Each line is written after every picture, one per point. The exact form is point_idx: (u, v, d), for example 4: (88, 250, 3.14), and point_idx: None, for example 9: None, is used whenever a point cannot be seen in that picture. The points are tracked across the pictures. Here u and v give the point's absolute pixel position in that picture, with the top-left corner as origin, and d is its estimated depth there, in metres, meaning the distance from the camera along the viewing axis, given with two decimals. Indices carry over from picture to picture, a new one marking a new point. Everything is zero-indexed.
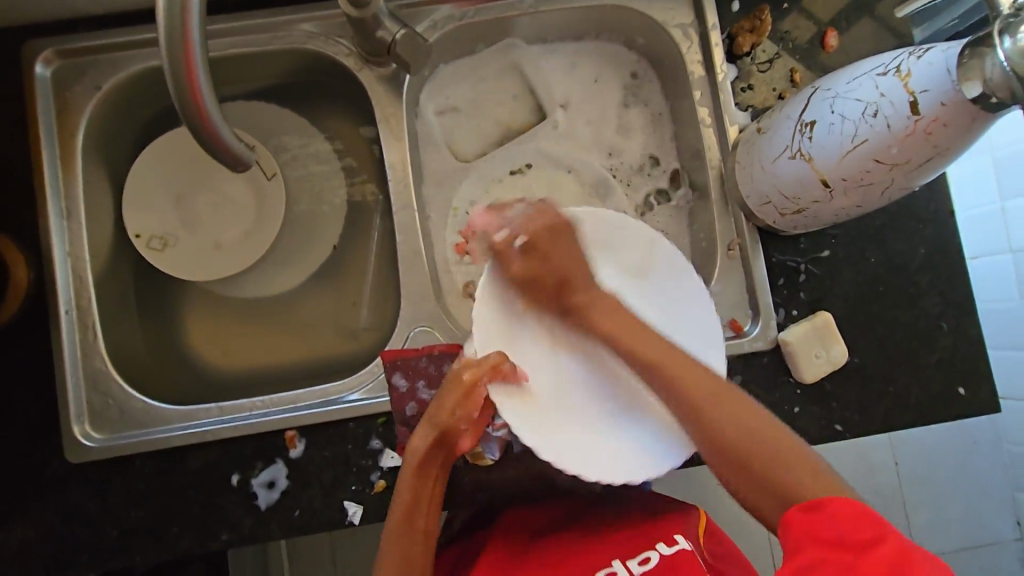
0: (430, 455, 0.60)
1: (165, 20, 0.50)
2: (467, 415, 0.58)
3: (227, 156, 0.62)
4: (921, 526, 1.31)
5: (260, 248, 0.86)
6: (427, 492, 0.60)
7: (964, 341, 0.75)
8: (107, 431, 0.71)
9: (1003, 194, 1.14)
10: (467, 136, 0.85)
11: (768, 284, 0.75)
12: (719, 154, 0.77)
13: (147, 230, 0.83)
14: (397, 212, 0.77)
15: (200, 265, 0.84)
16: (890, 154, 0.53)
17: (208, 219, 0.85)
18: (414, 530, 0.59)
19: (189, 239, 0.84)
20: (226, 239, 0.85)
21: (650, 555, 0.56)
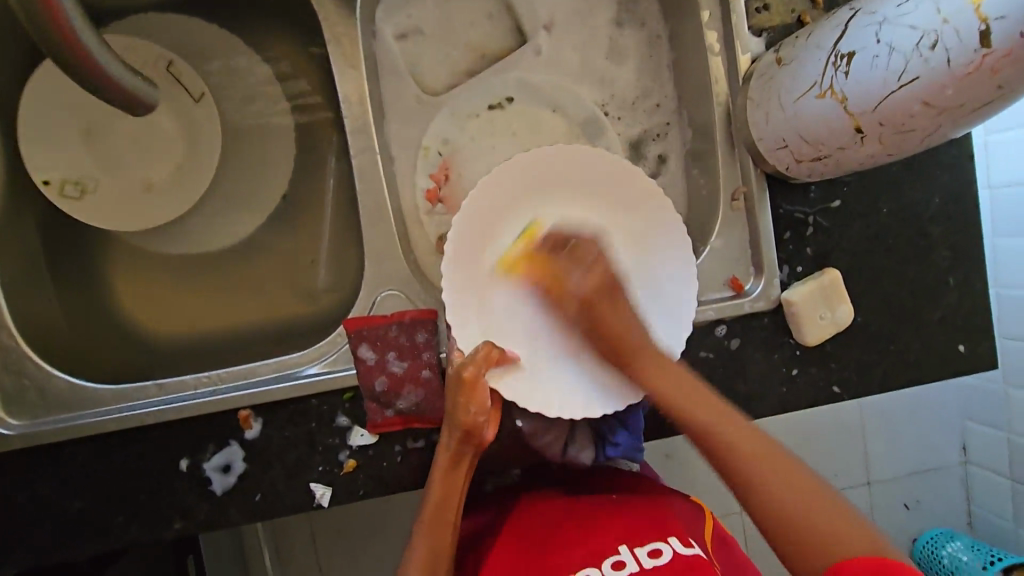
0: (454, 454, 0.58)
1: None
2: (481, 406, 0.57)
3: (129, 101, 0.54)
4: (877, 457, 1.30)
5: (199, 187, 0.74)
6: (457, 492, 0.57)
7: (970, 297, 0.71)
8: (29, 416, 0.62)
9: (987, 128, 1.13)
10: (437, 62, 0.72)
11: (773, 236, 0.68)
12: (727, 87, 0.67)
13: (55, 175, 0.68)
14: (355, 154, 0.66)
15: (127, 215, 0.71)
16: (942, 96, 0.45)
17: (129, 159, 0.71)
18: (444, 531, 0.56)
19: (110, 184, 0.70)
20: (157, 177, 0.72)
21: (662, 549, 0.53)
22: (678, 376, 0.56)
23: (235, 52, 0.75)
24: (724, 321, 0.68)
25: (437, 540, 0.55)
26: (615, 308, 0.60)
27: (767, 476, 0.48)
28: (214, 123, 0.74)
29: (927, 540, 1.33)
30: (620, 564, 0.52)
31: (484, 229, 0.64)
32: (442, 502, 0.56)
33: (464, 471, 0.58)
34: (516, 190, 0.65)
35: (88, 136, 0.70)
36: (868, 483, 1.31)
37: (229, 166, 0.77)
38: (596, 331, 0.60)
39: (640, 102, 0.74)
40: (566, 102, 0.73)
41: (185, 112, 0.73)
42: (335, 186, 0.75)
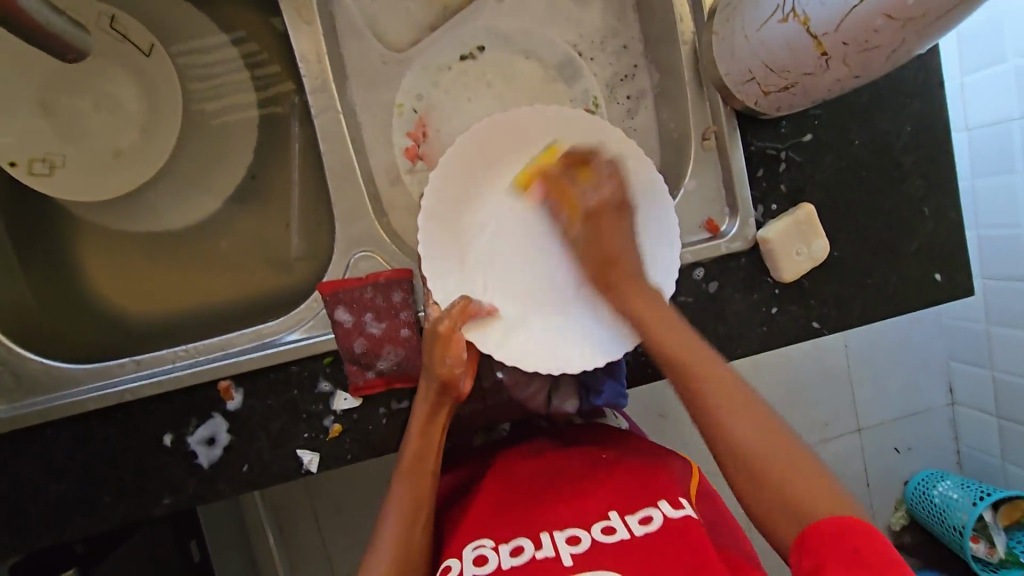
0: (431, 408, 0.58)
1: None
2: (457, 358, 0.57)
3: (60, 46, 0.52)
4: (865, 401, 1.32)
5: (166, 147, 0.73)
6: (436, 442, 0.58)
7: (944, 225, 0.71)
8: (5, 401, 0.61)
9: (962, 69, 1.12)
10: (400, 20, 0.70)
11: (746, 175, 0.67)
12: (693, 26, 0.66)
13: (21, 156, 0.66)
14: (318, 116, 0.64)
15: (102, 182, 0.69)
16: (904, 7, 0.44)
17: (93, 129, 0.69)
18: (422, 483, 0.56)
19: (77, 157, 0.68)
20: (124, 144, 0.70)
21: (653, 514, 0.52)
22: (658, 305, 0.55)
23: (187, 18, 0.73)
24: (699, 263, 0.67)
25: (416, 490, 0.56)
26: (614, 224, 0.58)
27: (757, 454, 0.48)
28: (169, 73, 0.72)
29: (918, 482, 1.34)
30: (611, 531, 0.51)
31: (456, 193, 0.63)
32: (417, 459, 0.57)
33: (443, 422, 0.59)
34: (490, 155, 0.64)
35: (41, 109, 0.67)
36: (858, 429, 1.33)
37: (191, 134, 0.75)
38: (602, 253, 0.57)
39: (606, 49, 0.73)
40: (535, 51, 0.72)
41: (140, 71, 0.71)
42: (302, 152, 0.73)
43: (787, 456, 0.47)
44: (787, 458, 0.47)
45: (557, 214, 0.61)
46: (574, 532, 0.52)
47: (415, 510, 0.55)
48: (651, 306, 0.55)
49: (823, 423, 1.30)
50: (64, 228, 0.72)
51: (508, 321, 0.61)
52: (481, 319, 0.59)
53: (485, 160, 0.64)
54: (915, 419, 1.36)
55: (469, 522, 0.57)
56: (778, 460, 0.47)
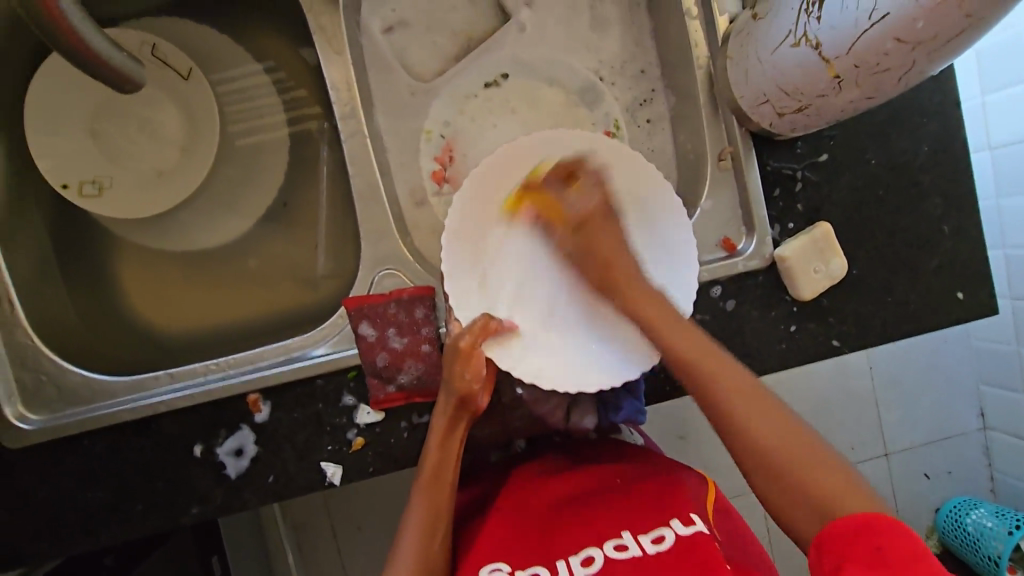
0: (449, 420, 0.59)
1: None
2: (475, 374, 0.58)
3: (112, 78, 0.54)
4: (892, 423, 1.29)
5: (203, 167, 0.76)
6: (453, 456, 0.59)
7: (965, 243, 0.71)
8: (46, 411, 0.63)
9: (984, 88, 1.12)
10: (424, 51, 0.73)
11: (763, 195, 0.68)
12: (707, 51, 0.68)
13: (73, 178, 0.71)
14: (346, 141, 0.67)
15: (145, 200, 0.74)
16: (913, 30, 0.45)
17: (136, 151, 0.74)
18: (438, 497, 0.57)
19: (124, 178, 0.73)
20: (166, 163, 0.75)
21: (665, 532, 0.53)
22: (661, 302, 0.58)
23: (225, 50, 0.77)
24: (716, 282, 0.68)
25: (434, 501, 0.57)
26: (607, 233, 0.61)
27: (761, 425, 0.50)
28: (207, 96, 0.76)
29: (950, 508, 1.30)
30: (623, 548, 0.53)
31: (482, 213, 0.65)
32: (436, 472, 0.58)
33: (461, 437, 0.60)
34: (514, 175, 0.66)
35: (90, 135, 0.72)
36: (886, 453, 1.30)
37: (227, 155, 0.78)
38: (590, 257, 0.61)
39: (622, 74, 0.75)
40: (560, 76, 0.75)
41: (179, 93, 0.75)
42: (330, 174, 0.76)
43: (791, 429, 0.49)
44: (790, 434, 0.49)
45: (550, 227, 0.64)
46: (588, 553, 0.53)
47: (432, 523, 0.56)
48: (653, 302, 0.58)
49: (849, 447, 1.28)
50: (105, 247, 0.76)
51: (524, 341, 0.62)
52: (502, 337, 0.61)
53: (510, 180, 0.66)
54: (946, 443, 1.33)
55: (483, 537, 0.58)
56: (781, 432, 0.49)
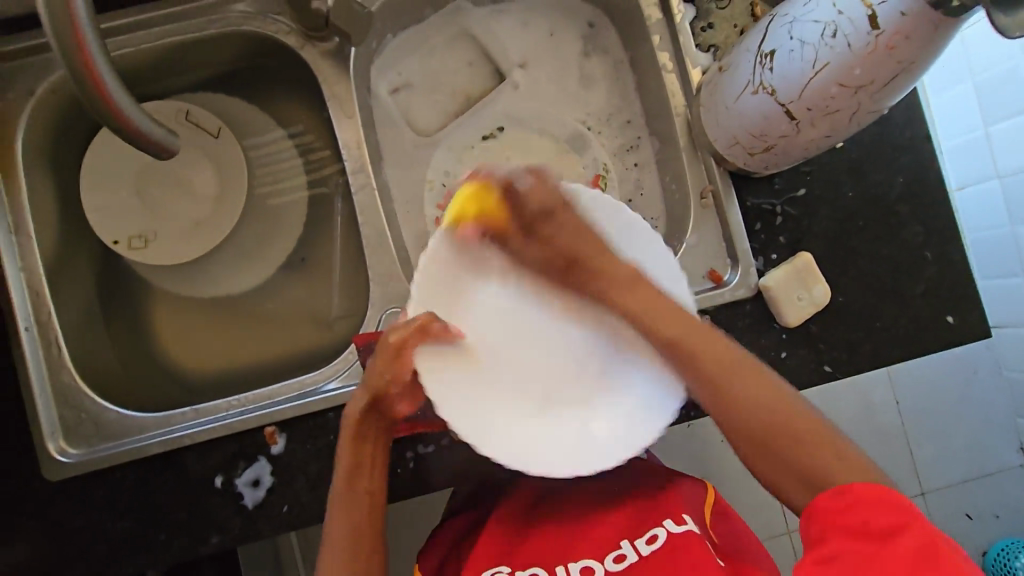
0: (362, 425, 0.60)
1: (57, 41, 0.44)
2: (397, 374, 0.58)
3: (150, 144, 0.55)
4: (924, 461, 1.17)
5: (234, 215, 0.84)
6: (368, 456, 0.61)
7: (950, 267, 0.73)
8: (84, 446, 0.69)
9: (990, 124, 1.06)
10: (428, 110, 0.81)
11: (744, 229, 0.73)
12: (684, 99, 0.74)
13: (122, 235, 0.81)
14: (356, 193, 0.74)
15: (188, 246, 0.83)
16: (853, 76, 0.50)
17: (174, 205, 0.82)
18: (356, 499, 0.60)
19: (165, 232, 0.82)
20: (203, 216, 0.83)
21: (657, 532, 0.56)
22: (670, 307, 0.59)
23: (256, 118, 0.86)
24: (704, 311, 0.71)
25: (349, 505, 0.60)
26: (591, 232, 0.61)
27: (741, 390, 0.56)
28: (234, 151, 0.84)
29: (998, 553, 1.17)
30: (621, 558, 0.56)
31: (445, 292, 0.61)
32: (351, 471, 0.60)
33: (373, 440, 0.61)
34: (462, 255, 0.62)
35: (136, 194, 0.81)
36: (920, 493, 1.17)
37: (254, 206, 0.86)
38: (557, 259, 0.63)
39: (610, 123, 0.82)
40: (551, 127, 0.81)
41: (211, 152, 0.83)
42: (343, 225, 0.84)
43: (777, 395, 0.56)
44: (771, 398, 0.56)
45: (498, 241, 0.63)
46: (587, 563, 0.56)
47: (353, 516, 0.60)
48: (642, 300, 0.59)
49: None
50: (141, 296, 0.83)
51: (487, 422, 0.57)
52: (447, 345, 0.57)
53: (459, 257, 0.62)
54: (986, 482, 1.18)
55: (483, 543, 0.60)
56: (765, 396, 0.56)
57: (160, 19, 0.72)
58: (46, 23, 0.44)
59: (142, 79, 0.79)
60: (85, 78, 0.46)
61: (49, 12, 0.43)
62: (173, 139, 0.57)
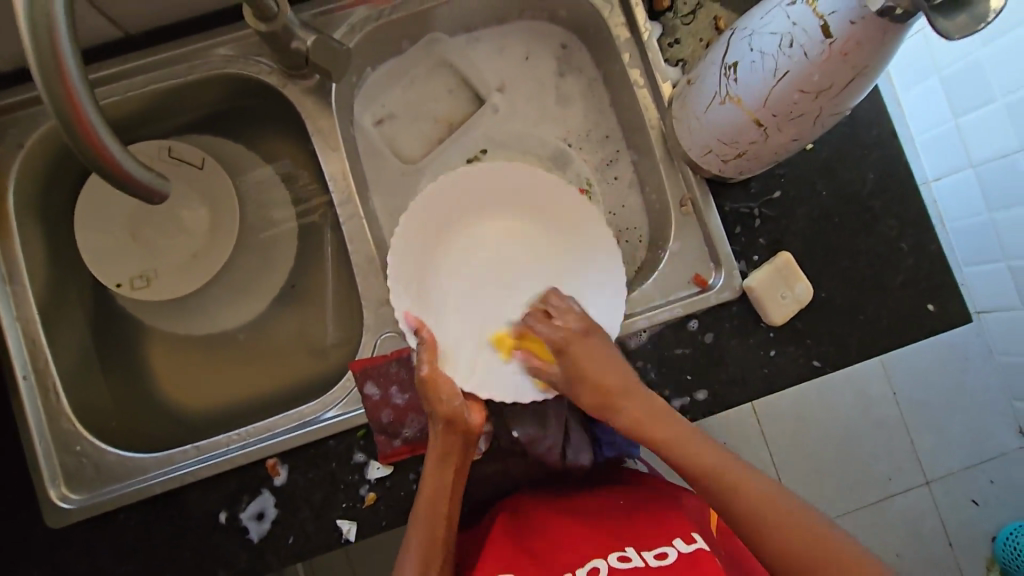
0: (445, 447, 0.62)
1: (44, 92, 0.46)
2: (452, 393, 0.63)
3: (140, 189, 0.55)
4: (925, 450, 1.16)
5: (230, 243, 0.84)
6: (447, 483, 0.62)
7: (927, 257, 0.75)
8: (85, 490, 0.69)
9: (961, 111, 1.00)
10: (411, 137, 0.83)
11: (724, 233, 0.74)
12: (657, 113, 0.77)
13: (124, 276, 0.82)
14: (345, 223, 0.76)
15: (185, 279, 0.83)
16: (812, 82, 0.52)
17: (169, 241, 0.83)
18: (434, 524, 0.60)
19: (165, 269, 0.83)
20: (201, 249, 0.84)
21: (668, 550, 0.58)
22: (613, 360, 0.62)
23: (243, 156, 0.88)
24: (692, 316, 0.73)
25: (430, 532, 0.60)
26: (589, 352, 0.62)
27: (720, 483, 0.56)
28: (228, 189, 0.85)
29: (1006, 536, 1.18)
30: (626, 560, 0.58)
31: (416, 259, 0.71)
32: (434, 498, 0.61)
33: (452, 465, 0.63)
34: (445, 213, 0.73)
35: (131, 235, 0.82)
36: (925, 482, 1.18)
37: (245, 239, 0.87)
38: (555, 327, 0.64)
39: (588, 140, 0.84)
40: (531, 147, 0.84)
41: (203, 186, 0.84)
42: (334, 254, 0.85)
43: (760, 491, 0.55)
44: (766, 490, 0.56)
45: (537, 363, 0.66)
46: (594, 564, 0.59)
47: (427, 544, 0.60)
48: (621, 375, 0.61)
49: (885, 479, 1.17)
50: (136, 337, 0.83)
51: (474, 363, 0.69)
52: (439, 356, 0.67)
53: (431, 230, 0.72)
54: (991, 465, 1.17)
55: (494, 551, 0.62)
56: (749, 497, 0.55)
57: (143, 67, 0.74)
58: (36, 82, 0.45)
59: (123, 127, 0.81)
60: (76, 128, 0.47)
61: (41, 74, 0.45)
62: (164, 184, 0.57)
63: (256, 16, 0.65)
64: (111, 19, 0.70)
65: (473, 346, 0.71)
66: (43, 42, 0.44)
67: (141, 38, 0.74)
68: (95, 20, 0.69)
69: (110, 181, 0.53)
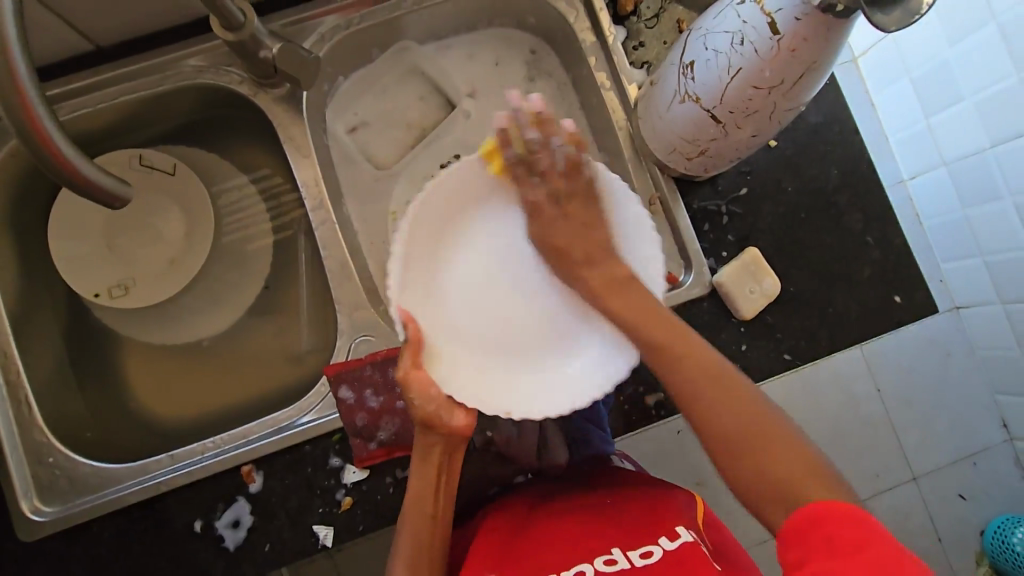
0: (421, 447, 0.63)
1: (1, 102, 0.46)
2: (426, 397, 0.62)
3: (101, 193, 0.56)
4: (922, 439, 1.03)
5: (206, 248, 0.85)
6: (429, 487, 0.62)
7: (890, 250, 0.77)
8: (57, 503, 0.68)
9: None
10: (384, 144, 0.85)
11: (693, 230, 0.76)
12: (624, 114, 0.78)
13: (102, 286, 0.82)
14: (318, 229, 0.76)
15: (164, 286, 0.83)
16: (764, 78, 0.54)
17: (146, 248, 0.83)
18: (425, 523, 0.60)
19: (144, 276, 0.82)
20: (179, 255, 0.84)
21: (653, 548, 0.55)
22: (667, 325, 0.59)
23: (217, 165, 0.88)
24: (664, 312, 0.74)
25: (417, 535, 0.60)
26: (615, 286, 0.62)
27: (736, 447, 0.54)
28: (205, 198, 0.85)
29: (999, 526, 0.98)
30: (612, 562, 0.55)
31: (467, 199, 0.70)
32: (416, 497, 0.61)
33: (436, 465, 0.63)
34: (449, 200, 0.70)
35: (106, 246, 0.82)
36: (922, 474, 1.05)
37: (221, 248, 0.87)
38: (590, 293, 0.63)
39: None
40: None
41: (179, 193, 0.84)
42: (309, 262, 0.86)
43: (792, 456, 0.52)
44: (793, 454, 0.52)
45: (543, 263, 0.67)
46: (579, 568, 0.56)
47: (416, 541, 0.60)
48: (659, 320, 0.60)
49: None
50: (110, 349, 0.83)
51: (454, 364, 0.66)
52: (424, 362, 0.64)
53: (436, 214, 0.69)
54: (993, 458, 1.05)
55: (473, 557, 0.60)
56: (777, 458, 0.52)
57: (116, 77, 0.75)
58: None
59: (95, 138, 0.81)
60: (32, 135, 0.48)
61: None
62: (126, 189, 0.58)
63: (223, 25, 0.66)
64: (79, 32, 0.70)
65: (457, 344, 0.68)
66: (0, 54, 0.45)
67: (112, 50, 0.75)
68: (64, 33, 0.70)
69: (70, 187, 0.54)
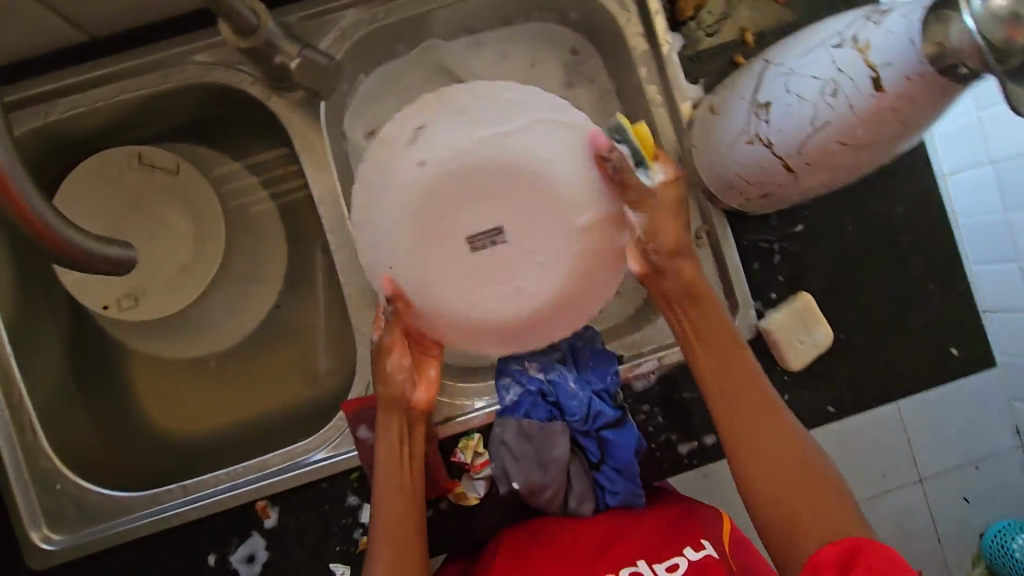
0: (397, 434, 0.61)
1: None
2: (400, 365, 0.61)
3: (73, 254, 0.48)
4: None
5: (215, 254, 0.80)
6: (400, 483, 0.60)
7: (951, 297, 0.71)
8: (67, 531, 0.67)
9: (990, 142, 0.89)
10: None
11: (742, 270, 0.70)
12: (674, 135, 0.71)
13: (110, 299, 0.77)
14: (336, 251, 0.70)
15: (172, 295, 0.79)
16: (855, 135, 0.47)
17: (153, 253, 0.78)
18: (405, 521, 0.59)
19: (152, 286, 0.78)
20: (188, 259, 0.80)
21: (678, 561, 0.59)
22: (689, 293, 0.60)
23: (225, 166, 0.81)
24: None
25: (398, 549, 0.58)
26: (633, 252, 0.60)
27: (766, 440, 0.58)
28: (217, 212, 0.80)
29: None
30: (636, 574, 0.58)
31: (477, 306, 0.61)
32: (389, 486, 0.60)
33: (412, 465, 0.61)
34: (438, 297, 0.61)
35: None
36: None
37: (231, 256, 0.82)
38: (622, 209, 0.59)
39: None
40: None
41: (188, 199, 0.80)
42: (325, 276, 0.81)
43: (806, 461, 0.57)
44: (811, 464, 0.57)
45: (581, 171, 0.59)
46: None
47: (398, 542, 0.59)
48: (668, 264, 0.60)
49: None
50: (116, 362, 0.79)
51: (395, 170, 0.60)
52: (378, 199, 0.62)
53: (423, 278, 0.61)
54: None
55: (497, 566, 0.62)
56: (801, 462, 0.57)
57: (116, 73, 0.67)
58: None
59: (95, 135, 0.74)
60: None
61: None
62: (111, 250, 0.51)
63: (234, 31, 0.59)
64: (72, 23, 0.63)
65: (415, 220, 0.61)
66: None
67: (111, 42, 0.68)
68: (52, 23, 0.62)
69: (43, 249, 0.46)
